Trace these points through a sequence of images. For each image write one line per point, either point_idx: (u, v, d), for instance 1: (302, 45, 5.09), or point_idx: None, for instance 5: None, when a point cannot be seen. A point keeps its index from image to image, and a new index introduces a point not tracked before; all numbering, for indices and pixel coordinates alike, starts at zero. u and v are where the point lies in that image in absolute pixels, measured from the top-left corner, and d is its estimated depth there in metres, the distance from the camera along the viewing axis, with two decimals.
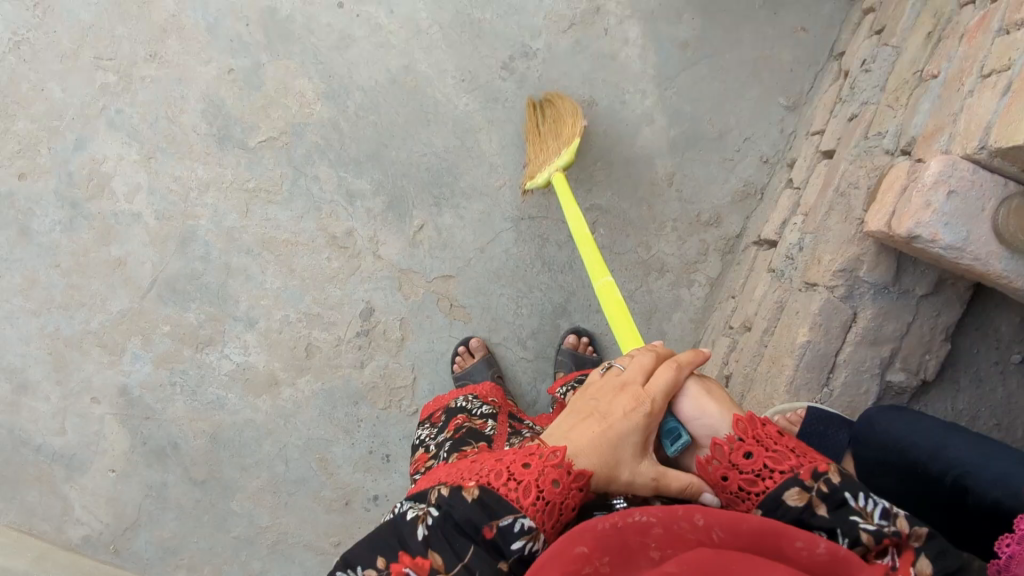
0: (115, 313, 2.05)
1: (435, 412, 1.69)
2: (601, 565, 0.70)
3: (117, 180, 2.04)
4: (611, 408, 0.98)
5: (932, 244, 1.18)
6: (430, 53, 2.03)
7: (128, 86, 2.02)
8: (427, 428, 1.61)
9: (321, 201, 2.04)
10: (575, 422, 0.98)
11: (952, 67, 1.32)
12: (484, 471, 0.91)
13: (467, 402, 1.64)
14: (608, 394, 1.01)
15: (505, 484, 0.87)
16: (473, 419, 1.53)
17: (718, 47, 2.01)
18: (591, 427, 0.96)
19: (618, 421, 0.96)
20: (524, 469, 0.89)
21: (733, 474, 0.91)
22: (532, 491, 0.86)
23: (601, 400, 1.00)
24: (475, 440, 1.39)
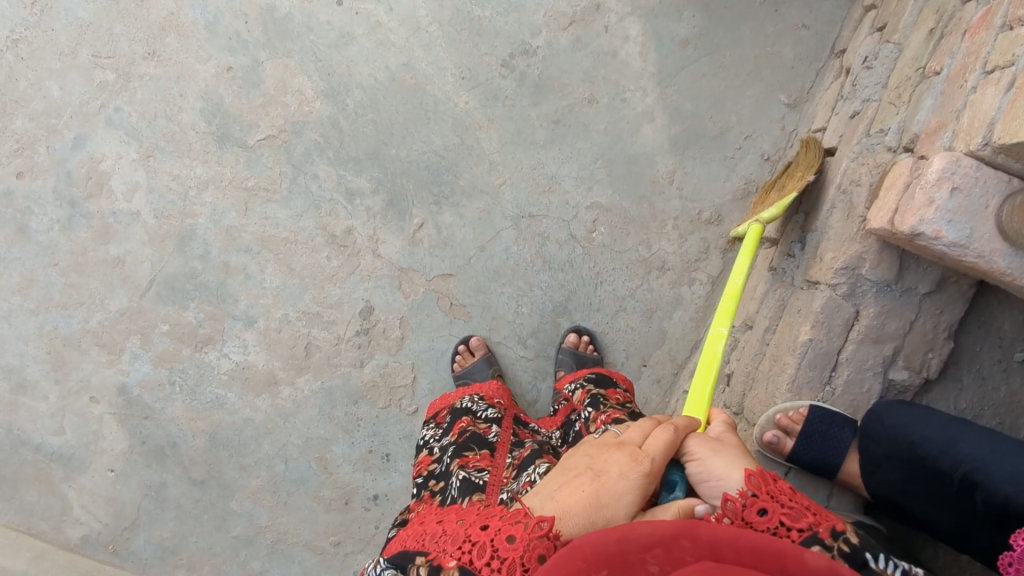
0: (113, 312, 2.04)
1: (441, 411, 1.69)
2: None
3: (115, 179, 2.03)
4: (606, 467, 0.96)
5: (935, 241, 1.18)
6: (430, 50, 2.02)
7: (126, 84, 2.02)
8: (432, 427, 1.63)
9: (321, 199, 2.03)
10: (569, 480, 0.97)
11: (955, 62, 1.31)
12: (469, 542, 0.91)
13: (473, 402, 1.63)
14: (605, 452, 1.01)
15: (489, 563, 0.87)
16: (476, 424, 1.52)
17: (719, 44, 2.00)
18: (584, 484, 0.94)
19: (612, 479, 0.94)
20: (509, 545, 0.87)
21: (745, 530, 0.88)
22: (517, 570, 0.85)
23: (594, 460, 0.99)
24: (478, 447, 1.39)
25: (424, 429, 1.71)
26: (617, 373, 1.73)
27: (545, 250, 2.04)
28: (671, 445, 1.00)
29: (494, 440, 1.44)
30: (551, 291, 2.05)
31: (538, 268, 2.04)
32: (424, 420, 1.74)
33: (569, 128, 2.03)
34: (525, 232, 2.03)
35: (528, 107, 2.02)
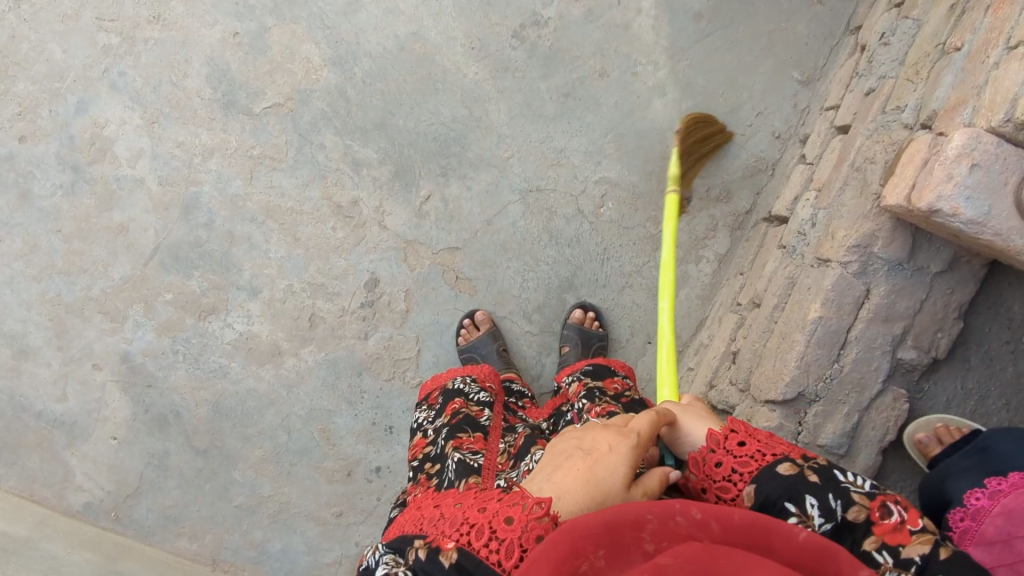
0: (116, 280, 2.03)
1: (433, 392, 1.67)
2: (596, 560, 0.66)
3: (119, 144, 2.01)
4: (596, 444, 0.94)
5: (953, 218, 1.16)
6: (440, 19, 1.99)
7: (131, 48, 1.99)
8: (424, 410, 1.62)
9: (327, 169, 2.01)
10: (558, 463, 0.93)
11: (977, 38, 1.29)
12: (466, 522, 0.87)
13: (464, 385, 1.61)
14: (589, 433, 0.98)
15: (487, 545, 0.83)
16: (470, 406, 1.51)
17: (732, 19, 1.98)
18: (577, 463, 0.91)
19: (604, 455, 0.92)
20: (506, 526, 0.83)
21: (727, 458, 0.93)
22: (515, 552, 0.81)
23: (580, 441, 0.97)
24: (470, 430, 1.39)
25: (417, 411, 1.69)
26: (616, 359, 1.71)
27: (552, 224, 2.03)
28: (654, 424, 1.00)
29: (487, 423, 1.44)
30: (557, 266, 2.04)
31: (544, 243, 2.03)
32: (417, 400, 1.72)
33: (579, 102, 2.01)
34: (533, 206, 2.02)
35: (538, 80, 2.00)
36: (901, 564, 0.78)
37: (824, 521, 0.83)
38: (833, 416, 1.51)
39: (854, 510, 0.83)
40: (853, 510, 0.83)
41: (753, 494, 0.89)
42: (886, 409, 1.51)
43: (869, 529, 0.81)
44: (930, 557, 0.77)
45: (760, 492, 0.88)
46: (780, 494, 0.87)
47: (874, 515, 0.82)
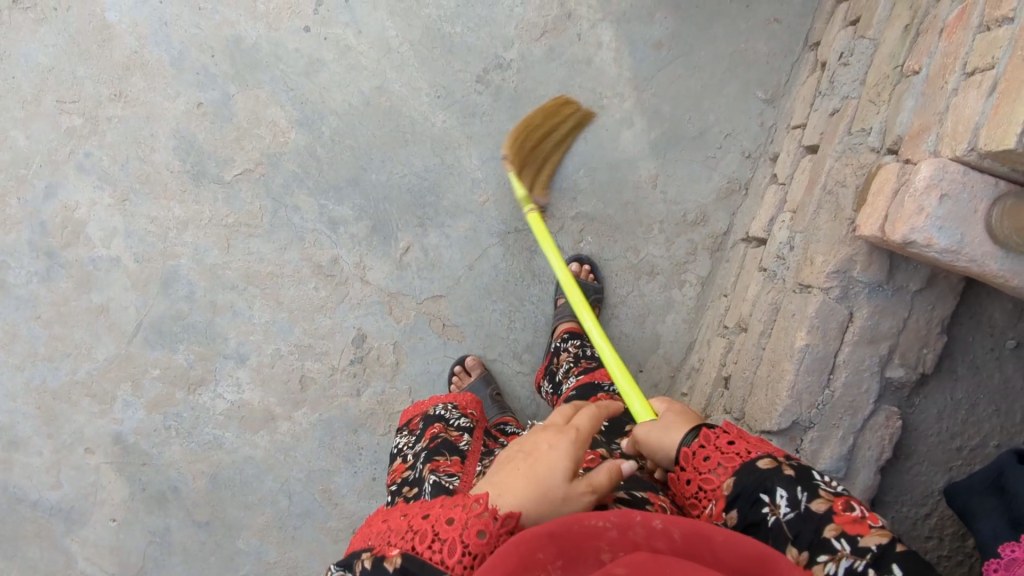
0: (102, 361, 2.01)
1: (414, 421, 1.65)
2: (553, 568, 0.67)
3: (91, 225, 1.98)
4: (535, 443, 0.93)
5: (927, 248, 1.18)
6: (403, 71, 1.98)
7: (95, 128, 1.96)
8: (404, 436, 1.60)
9: (304, 231, 2.00)
10: (500, 468, 0.92)
11: (934, 63, 1.31)
12: (411, 528, 0.88)
13: (445, 411, 1.61)
14: (530, 433, 0.97)
15: (429, 546, 0.83)
16: (449, 430, 1.50)
17: (693, 45, 1.99)
18: (517, 465, 0.90)
19: (545, 452, 0.90)
20: (448, 525, 0.84)
21: (714, 453, 1.00)
22: (458, 549, 0.82)
23: (522, 442, 0.95)
24: (448, 451, 1.38)
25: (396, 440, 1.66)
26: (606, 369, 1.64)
27: (533, 263, 2.04)
28: (596, 417, 0.98)
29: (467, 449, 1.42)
30: (542, 304, 2.05)
31: (527, 282, 2.04)
32: (396, 431, 1.71)
33: None
34: (513, 247, 2.03)
35: (507, 122, 2.01)
36: (858, 552, 0.83)
37: (790, 511, 0.90)
38: (829, 439, 1.52)
39: (819, 502, 0.89)
40: (816, 501, 0.89)
41: (731, 487, 0.95)
42: (880, 429, 1.52)
43: (830, 518, 0.86)
44: (886, 548, 0.82)
45: (737, 486, 0.94)
46: (754, 487, 0.93)
47: (838, 508, 0.87)
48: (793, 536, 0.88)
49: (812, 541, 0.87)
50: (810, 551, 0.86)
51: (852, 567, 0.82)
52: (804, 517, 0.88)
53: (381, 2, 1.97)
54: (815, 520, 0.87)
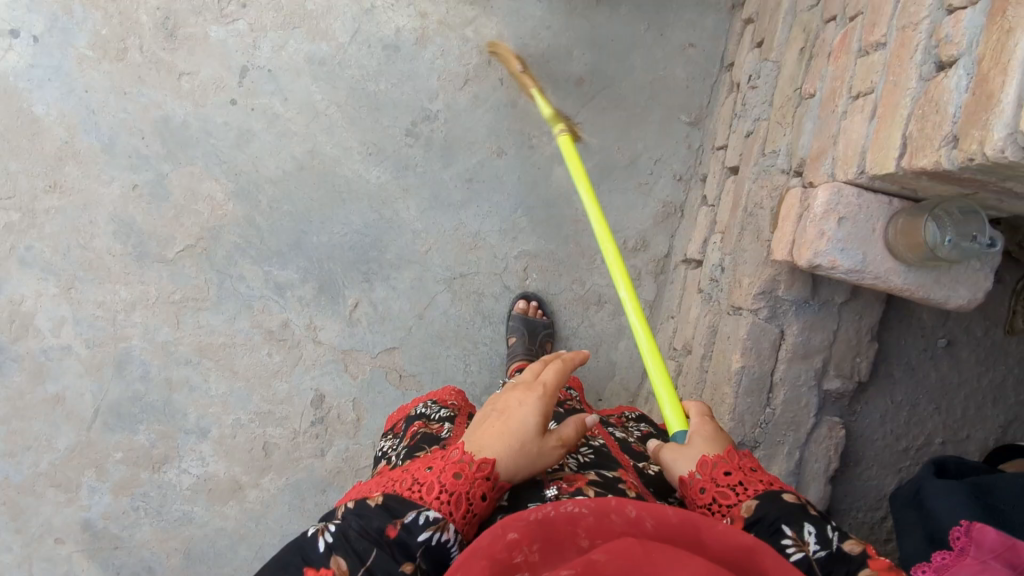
0: (63, 450, 2.01)
1: (396, 420, 1.49)
2: (530, 553, 0.62)
3: (39, 317, 1.99)
4: (506, 402, 0.98)
5: (833, 270, 1.22)
6: (332, 133, 2.02)
7: (33, 221, 1.97)
8: (388, 439, 1.43)
9: (252, 299, 2.02)
10: (476, 426, 0.96)
11: (825, 86, 1.35)
12: (414, 481, 0.87)
13: (425, 407, 1.45)
14: (501, 392, 1.02)
15: (435, 498, 0.84)
16: (429, 423, 1.35)
17: (614, 77, 2.04)
18: (493, 422, 0.95)
19: (518, 410, 0.95)
20: (455, 479, 0.86)
21: (741, 476, 0.96)
22: (463, 503, 0.85)
23: (494, 402, 1.00)
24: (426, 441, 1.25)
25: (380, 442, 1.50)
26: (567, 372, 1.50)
27: (482, 305, 2.06)
28: (563, 369, 1.01)
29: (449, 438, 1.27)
30: (495, 344, 2.07)
31: (479, 325, 2.06)
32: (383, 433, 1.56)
33: (483, 184, 2.05)
34: (460, 292, 2.06)
35: (440, 170, 2.04)
36: None
37: (819, 548, 0.84)
38: (776, 455, 1.55)
39: (851, 545, 0.84)
40: (847, 542, 0.85)
41: (756, 511, 0.91)
42: (824, 440, 1.55)
43: (863, 560, 0.82)
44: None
45: (764, 511, 0.90)
46: (782, 517, 0.89)
47: (869, 552, 0.83)
48: (819, 571, 0.82)
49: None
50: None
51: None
52: (833, 555, 0.83)
53: (304, 68, 2.00)
54: (844, 558, 0.83)
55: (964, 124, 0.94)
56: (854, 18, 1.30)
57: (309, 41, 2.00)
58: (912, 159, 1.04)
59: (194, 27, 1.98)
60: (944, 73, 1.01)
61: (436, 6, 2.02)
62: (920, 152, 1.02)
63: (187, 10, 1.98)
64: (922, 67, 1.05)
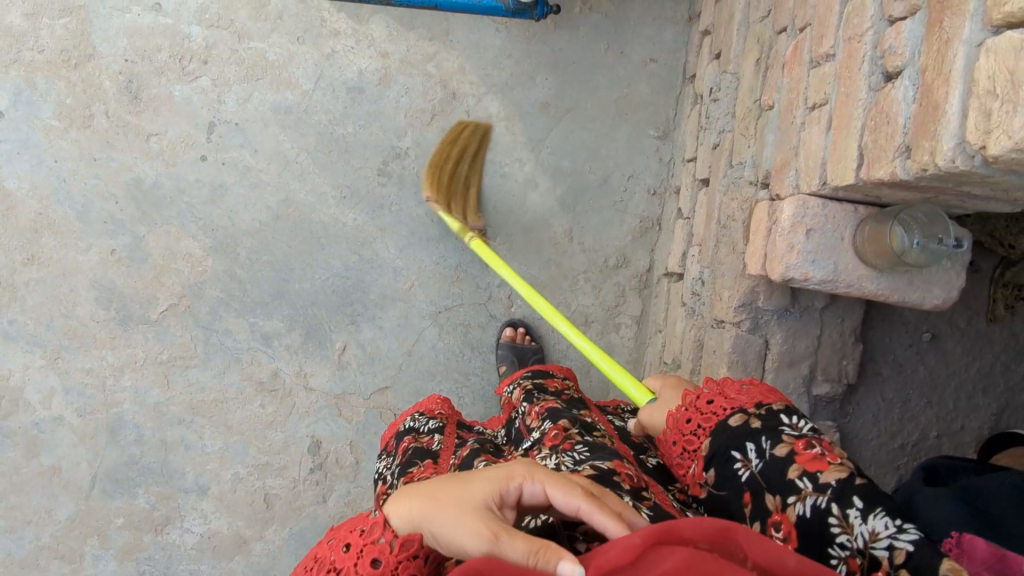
0: (63, 521, 2.00)
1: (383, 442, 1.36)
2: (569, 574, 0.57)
3: (28, 390, 1.98)
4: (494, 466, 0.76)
5: (807, 281, 1.23)
6: (305, 180, 2.02)
7: (13, 295, 1.97)
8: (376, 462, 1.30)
9: (239, 352, 2.02)
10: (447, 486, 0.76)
11: (783, 97, 1.36)
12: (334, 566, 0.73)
13: (411, 421, 1.31)
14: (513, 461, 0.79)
15: None
16: (418, 437, 1.23)
17: (579, 98, 2.05)
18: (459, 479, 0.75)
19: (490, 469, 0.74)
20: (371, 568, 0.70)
21: (695, 415, 1.01)
22: None
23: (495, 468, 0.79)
24: (418, 457, 1.14)
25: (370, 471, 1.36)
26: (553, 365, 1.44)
27: (470, 336, 2.07)
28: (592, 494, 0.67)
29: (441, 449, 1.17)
30: (487, 374, 2.07)
31: (468, 356, 2.06)
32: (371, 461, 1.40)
33: None
34: (446, 325, 2.06)
35: (416, 207, 2.04)
36: (818, 488, 0.81)
37: (759, 461, 0.89)
38: None
39: (782, 446, 0.88)
40: (779, 446, 0.88)
41: (707, 446, 0.97)
42: None
43: (792, 458, 0.86)
44: (847, 482, 0.79)
45: (711, 445, 0.96)
46: (727, 443, 0.94)
47: (799, 448, 0.87)
48: (766, 484, 0.87)
49: (779, 484, 0.85)
50: (781, 495, 0.84)
51: (816, 504, 0.80)
52: (770, 463, 0.88)
53: (271, 119, 2.01)
54: (778, 463, 0.87)
55: (914, 133, 0.95)
56: (803, 28, 1.31)
57: (273, 91, 2.01)
58: (869, 170, 1.05)
59: (157, 87, 1.99)
60: (891, 84, 1.02)
61: (396, 45, 2.03)
62: (876, 162, 1.03)
63: (148, 71, 1.98)
64: (871, 77, 1.07)
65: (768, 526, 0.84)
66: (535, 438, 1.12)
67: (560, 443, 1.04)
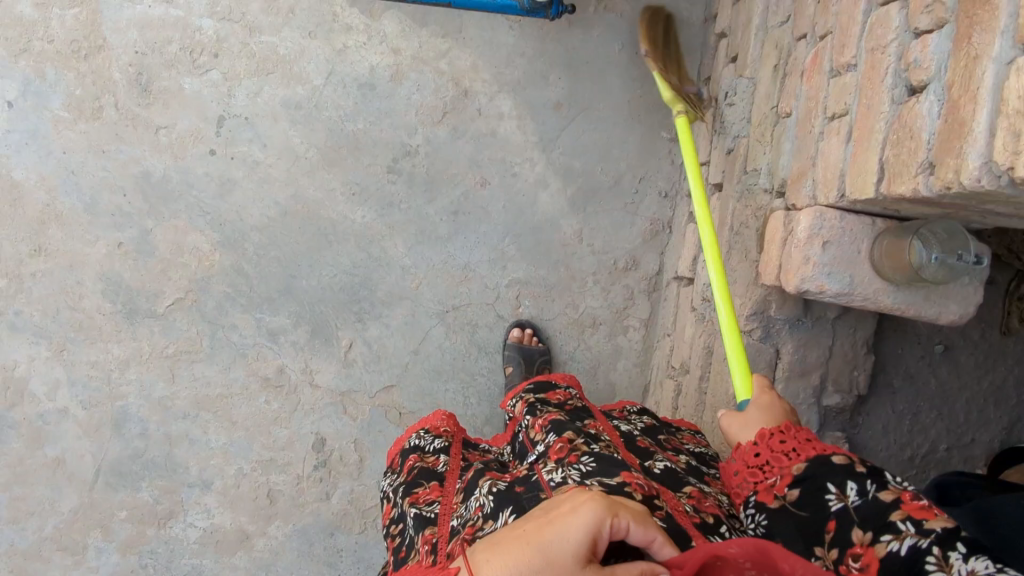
0: (67, 513, 2.00)
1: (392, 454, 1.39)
2: None
3: (33, 381, 1.97)
4: (558, 505, 0.75)
5: (822, 294, 1.22)
6: (314, 176, 2.01)
7: (20, 286, 1.96)
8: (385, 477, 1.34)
9: (245, 347, 2.01)
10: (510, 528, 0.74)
11: (801, 105, 1.34)
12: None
13: (417, 439, 1.32)
14: (568, 494, 0.78)
15: None
16: (425, 457, 1.25)
17: (592, 99, 2.04)
18: (527, 524, 0.73)
19: (562, 515, 0.72)
20: None
21: (793, 439, 0.96)
22: None
23: (548, 503, 0.78)
24: (427, 480, 1.16)
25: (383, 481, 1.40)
26: (558, 372, 1.44)
27: (477, 336, 2.06)
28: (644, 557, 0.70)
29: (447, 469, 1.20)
30: (493, 374, 2.06)
31: (475, 356, 2.06)
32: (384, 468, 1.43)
33: (468, 216, 2.04)
34: (454, 325, 2.05)
35: (425, 205, 2.03)
36: (921, 531, 0.76)
37: (858, 497, 0.84)
38: None
39: (888, 490, 0.82)
40: (885, 491, 0.83)
41: (801, 470, 0.92)
42: None
43: (898, 504, 0.80)
44: (952, 531, 0.74)
45: (808, 469, 0.91)
46: (826, 474, 0.89)
47: (906, 497, 0.81)
48: (858, 519, 0.82)
49: (875, 522, 0.81)
50: (875, 531, 0.80)
51: (915, 545, 0.75)
52: (870, 503, 0.83)
53: (281, 113, 2.00)
54: (880, 505, 0.81)
55: (939, 150, 0.93)
56: (824, 36, 1.29)
57: (284, 85, 2.00)
58: (891, 184, 1.04)
59: (167, 79, 1.97)
60: (916, 97, 1.00)
61: (408, 41, 2.01)
62: (898, 178, 1.01)
63: (158, 63, 1.97)
64: (894, 90, 1.05)
65: (847, 555, 0.81)
66: (540, 449, 1.12)
67: (567, 455, 1.04)
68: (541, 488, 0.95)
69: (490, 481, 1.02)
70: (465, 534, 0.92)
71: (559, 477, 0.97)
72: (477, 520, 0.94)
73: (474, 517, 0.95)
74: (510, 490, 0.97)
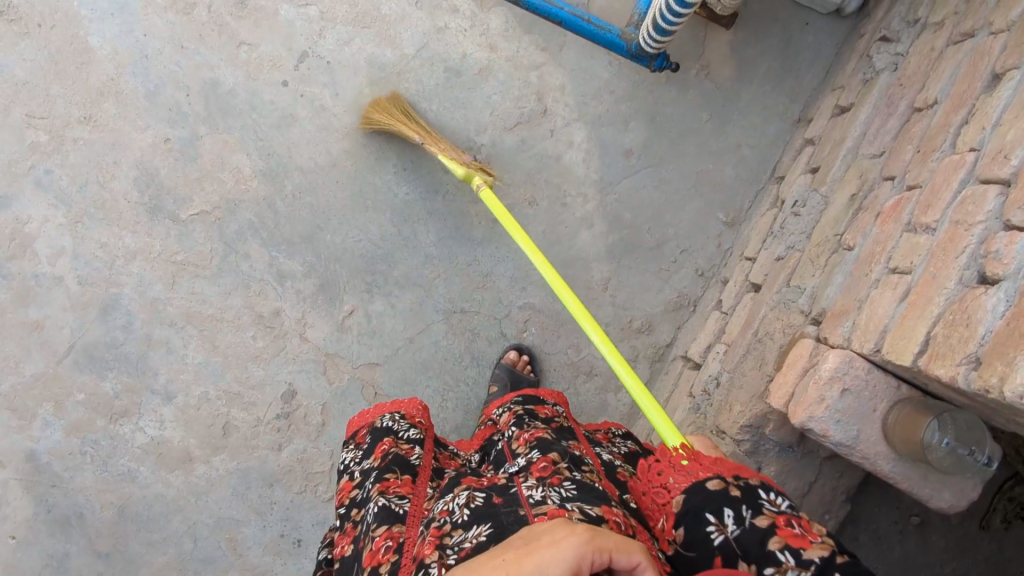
0: (27, 377, 1.99)
1: (360, 431, 1.35)
2: None
3: (39, 242, 1.97)
4: (538, 537, 0.68)
5: (823, 438, 1.19)
6: (373, 140, 2.00)
7: (59, 146, 1.95)
8: (350, 451, 1.30)
9: (251, 279, 2.00)
10: (484, 557, 0.66)
11: (865, 245, 1.32)
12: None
13: (392, 423, 1.28)
14: (548, 525, 0.71)
15: None
16: (399, 445, 1.21)
17: (663, 157, 2.02)
18: (506, 554, 0.65)
19: (544, 550, 0.65)
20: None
21: (668, 473, 0.97)
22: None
23: (524, 533, 0.70)
24: (400, 470, 1.13)
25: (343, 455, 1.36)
26: (544, 385, 1.43)
27: (474, 346, 2.03)
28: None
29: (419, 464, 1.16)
30: (476, 388, 2.03)
31: (465, 364, 2.03)
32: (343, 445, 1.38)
33: (506, 228, 2.02)
34: (456, 327, 2.03)
35: (468, 204, 2.02)
36: (802, 563, 0.81)
37: (736, 527, 0.86)
38: None
39: (762, 517, 0.87)
40: (759, 518, 0.87)
41: (681, 503, 0.91)
42: None
43: (773, 531, 0.85)
44: (829, 560, 0.81)
45: (685, 501, 0.90)
46: (701, 504, 0.89)
47: (779, 523, 0.86)
48: (741, 551, 0.85)
49: (756, 552, 0.84)
50: (757, 562, 0.83)
51: None
52: (749, 532, 0.85)
53: (363, 68, 1.99)
54: (759, 538, 0.85)
55: (991, 350, 0.92)
56: (912, 187, 1.27)
57: (375, 44, 1.99)
58: (930, 361, 1.02)
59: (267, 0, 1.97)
60: (985, 288, 0.98)
61: (508, 43, 2.00)
62: (940, 358, 0.99)
63: None
64: (965, 271, 1.03)
65: None
66: (521, 463, 1.06)
67: (549, 476, 0.98)
68: (519, 505, 0.90)
69: (466, 491, 0.98)
70: (431, 535, 0.91)
71: (538, 496, 0.91)
72: (446, 524, 0.91)
73: (441, 520, 0.93)
74: (487, 504, 0.92)
